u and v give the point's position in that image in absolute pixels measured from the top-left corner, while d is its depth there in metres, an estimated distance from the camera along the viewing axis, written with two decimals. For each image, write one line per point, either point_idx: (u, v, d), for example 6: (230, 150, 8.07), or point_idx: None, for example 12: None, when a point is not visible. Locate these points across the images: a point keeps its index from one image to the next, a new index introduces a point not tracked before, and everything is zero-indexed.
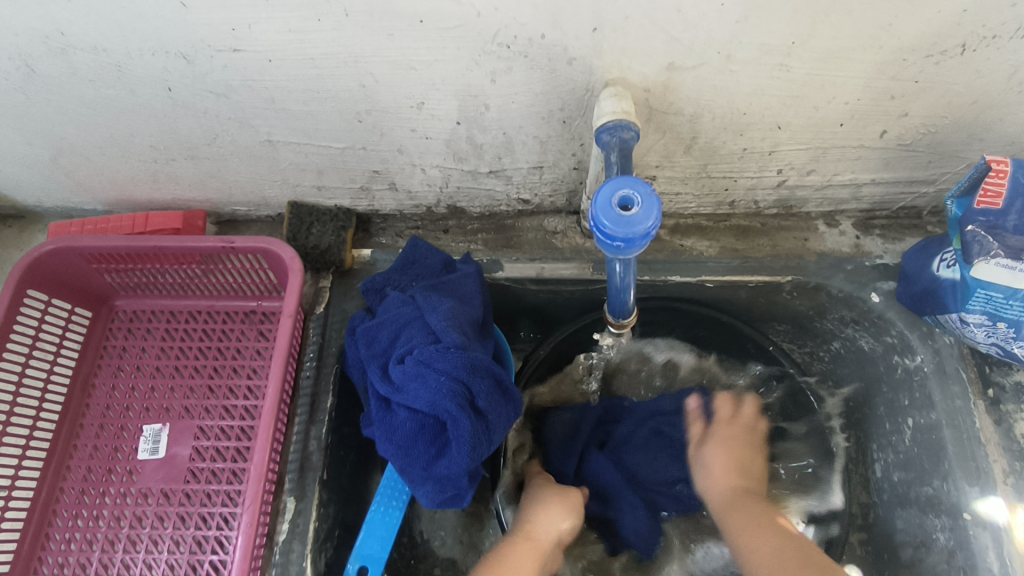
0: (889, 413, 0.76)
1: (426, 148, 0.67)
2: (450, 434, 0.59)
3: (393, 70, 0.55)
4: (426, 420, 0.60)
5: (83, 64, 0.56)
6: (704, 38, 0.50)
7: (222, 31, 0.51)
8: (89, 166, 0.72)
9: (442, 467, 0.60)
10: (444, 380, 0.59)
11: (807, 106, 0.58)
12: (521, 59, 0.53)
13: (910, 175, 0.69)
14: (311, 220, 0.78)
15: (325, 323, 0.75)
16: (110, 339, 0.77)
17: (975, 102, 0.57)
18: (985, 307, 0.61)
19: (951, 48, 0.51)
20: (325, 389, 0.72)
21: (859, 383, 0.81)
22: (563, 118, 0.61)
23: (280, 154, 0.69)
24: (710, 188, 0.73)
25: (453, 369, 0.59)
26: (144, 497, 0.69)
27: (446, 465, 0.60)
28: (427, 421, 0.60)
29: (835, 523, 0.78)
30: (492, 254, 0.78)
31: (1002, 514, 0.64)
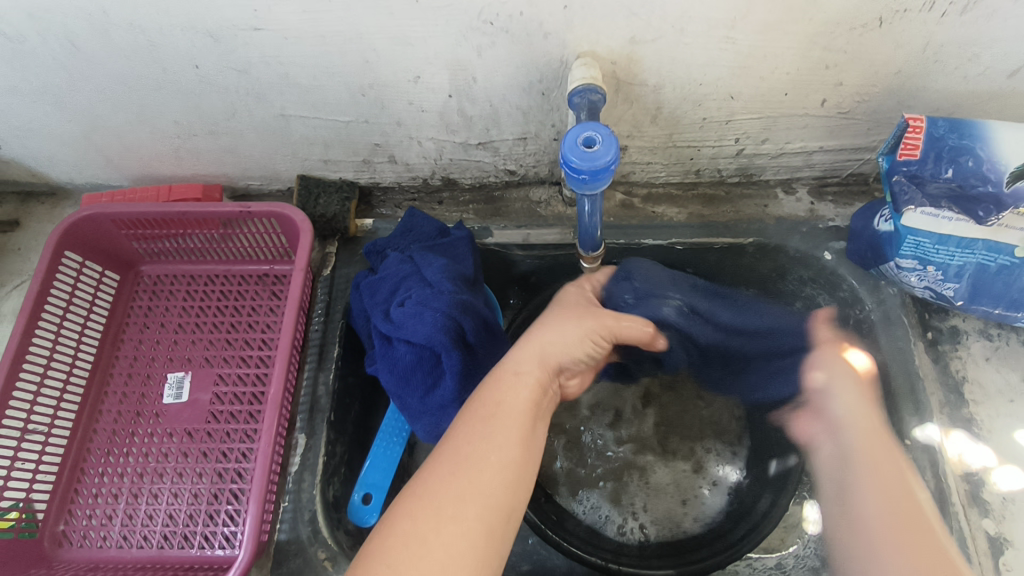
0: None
1: (422, 121, 0.75)
2: (445, 363, 0.66)
3: (394, 46, 0.63)
4: (423, 353, 0.68)
5: (122, 43, 0.64)
6: (659, 13, 0.59)
7: (246, 12, 0.59)
8: (119, 142, 0.81)
9: (438, 394, 0.68)
10: (442, 317, 0.67)
11: (754, 76, 0.67)
12: (503, 34, 0.62)
13: (853, 141, 0.78)
14: (318, 191, 0.86)
15: (332, 284, 0.83)
16: (136, 300, 0.85)
17: (899, 71, 0.66)
18: (915, 252, 0.69)
19: (870, 20, 0.60)
20: (332, 340, 0.80)
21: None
22: (543, 90, 0.70)
23: (292, 128, 0.77)
24: (677, 157, 0.82)
25: (447, 307, 0.67)
26: (169, 435, 0.76)
27: (441, 392, 0.68)
28: (424, 353, 0.68)
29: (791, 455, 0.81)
30: (483, 222, 0.86)
31: (936, 437, 0.72)
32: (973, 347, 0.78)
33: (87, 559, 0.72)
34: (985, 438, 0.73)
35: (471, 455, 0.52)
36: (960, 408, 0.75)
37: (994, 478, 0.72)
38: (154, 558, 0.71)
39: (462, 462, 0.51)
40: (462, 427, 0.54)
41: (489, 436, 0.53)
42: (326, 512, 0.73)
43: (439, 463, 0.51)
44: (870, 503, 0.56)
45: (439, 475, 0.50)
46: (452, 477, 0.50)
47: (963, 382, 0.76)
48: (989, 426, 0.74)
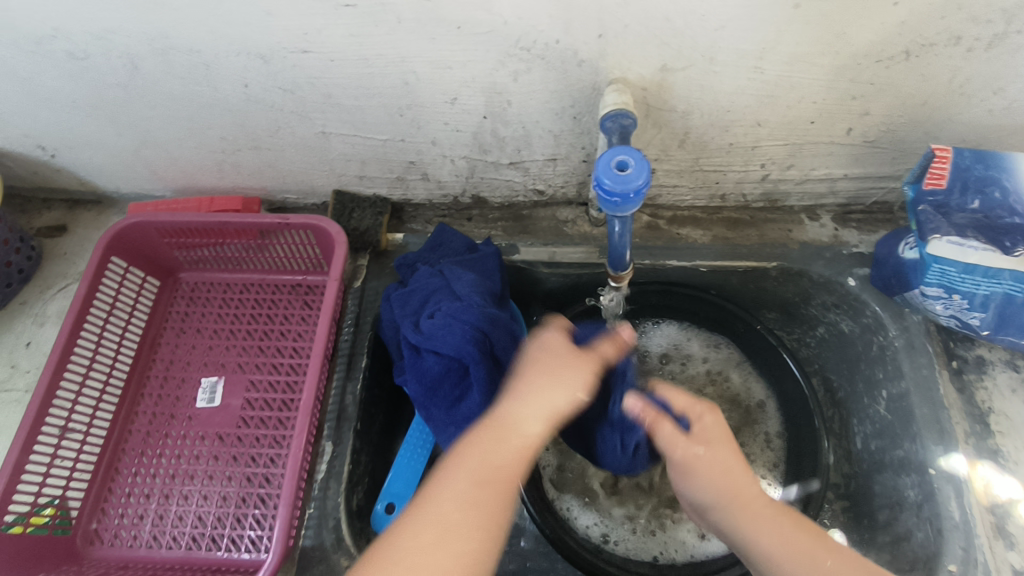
0: (867, 387, 0.84)
1: (456, 140, 0.78)
2: (471, 378, 0.68)
3: (433, 69, 0.66)
4: (451, 363, 0.70)
5: (177, 62, 0.67)
6: (690, 43, 0.61)
7: (296, 35, 0.62)
8: (166, 155, 0.84)
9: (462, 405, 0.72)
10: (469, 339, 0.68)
11: (782, 105, 0.69)
12: (539, 61, 0.64)
13: (878, 170, 0.79)
14: (352, 206, 0.89)
15: (361, 295, 0.85)
16: (174, 306, 0.88)
17: (925, 103, 0.68)
18: (940, 280, 0.69)
19: (896, 54, 0.61)
20: (361, 350, 0.82)
21: (839, 364, 0.88)
22: (574, 114, 0.72)
23: (331, 145, 0.80)
24: (703, 181, 0.83)
25: (476, 320, 0.69)
26: (201, 438, 0.78)
27: (466, 406, 0.70)
28: (452, 364, 0.70)
29: (814, 480, 0.87)
30: (510, 239, 0.88)
31: (963, 467, 0.72)
32: (999, 378, 0.77)
33: (118, 557, 0.74)
34: (1012, 470, 0.72)
35: (483, 470, 0.55)
36: (986, 439, 0.74)
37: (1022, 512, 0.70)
38: (182, 559, 0.72)
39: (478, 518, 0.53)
40: (471, 450, 0.57)
41: (493, 453, 0.56)
42: (349, 520, 0.74)
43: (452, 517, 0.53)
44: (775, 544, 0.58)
45: (448, 527, 0.52)
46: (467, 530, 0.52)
47: (989, 413, 0.76)
48: (1016, 458, 0.73)
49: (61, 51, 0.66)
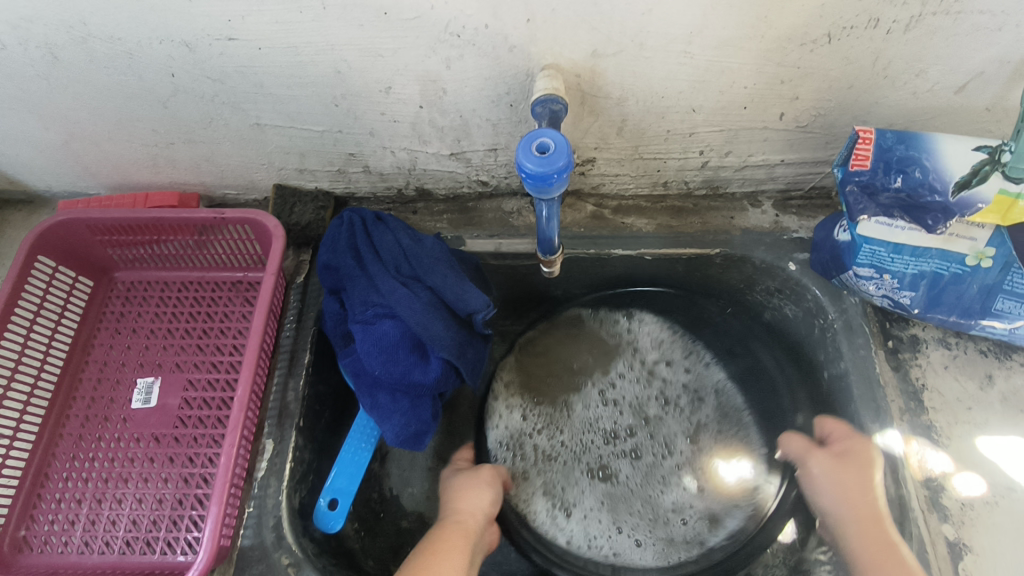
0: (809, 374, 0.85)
1: (395, 131, 0.77)
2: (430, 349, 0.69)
3: (364, 56, 0.65)
4: (406, 334, 0.69)
5: (99, 51, 0.65)
6: (618, 27, 0.61)
7: (220, 22, 0.61)
8: (96, 150, 0.82)
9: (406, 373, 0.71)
10: (427, 311, 0.69)
11: (713, 90, 0.70)
12: (470, 47, 0.64)
13: (813, 155, 0.81)
14: (293, 200, 0.88)
15: (304, 290, 0.84)
16: (109, 306, 0.85)
17: (851, 86, 0.69)
18: (871, 261, 0.72)
19: (819, 37, 0.63)
20: (303, 346, 0.80)
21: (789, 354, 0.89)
22: (510, 102, 0.72)
23: (268, 137, 0.79)
24: (645, 169, 0.84)
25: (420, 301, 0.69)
26: (137, 440, 0.76)
27: (421, 376, 0.70)
28: (407, 335, 0.69)
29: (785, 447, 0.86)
30: (456, 231, 0.87)
31: (899, 445, 0.73)
32: (933, 356, 0.78)
33: (48, 564, 0.71)
34: (946, 445, 0.73)
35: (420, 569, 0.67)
36: (920, 415, 0.75)
37: (955, 484, 0.71)
38: (115, 563, 0.70)
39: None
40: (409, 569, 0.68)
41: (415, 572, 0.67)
42: (291, 519, 0.72)
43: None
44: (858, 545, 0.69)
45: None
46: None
47: (923, 390, 0.77)
48: (949, 433, 0.74)
49: None
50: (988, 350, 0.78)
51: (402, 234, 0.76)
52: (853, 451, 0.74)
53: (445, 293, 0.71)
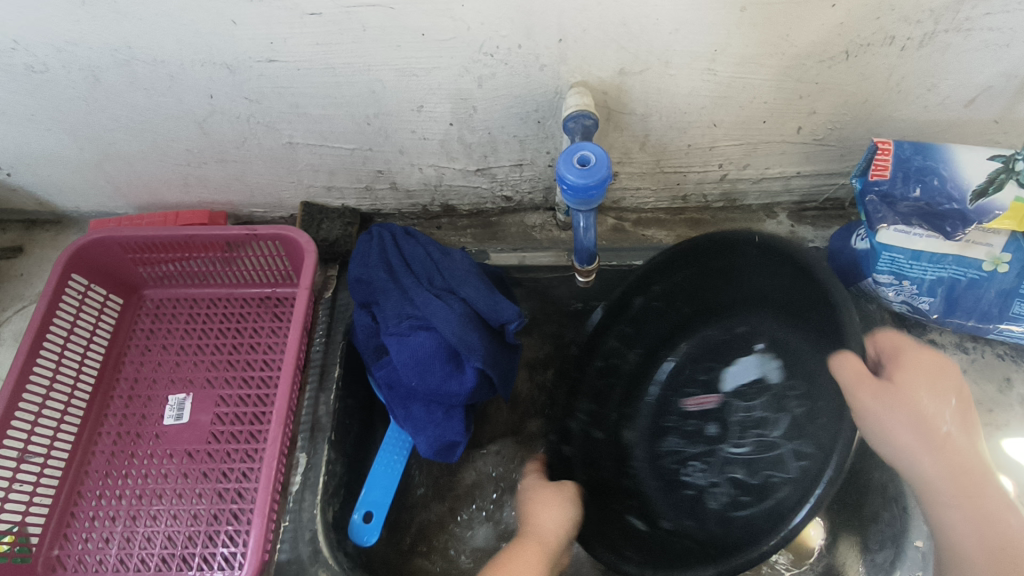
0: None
1: (423, 148, 0.79)
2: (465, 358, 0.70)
3: (398, 77, 0.68)
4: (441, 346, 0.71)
5: (142, 74, 0.67)
6: (645, 46, 0.64)
7: (262, 44, 0.63)
8: (128, 171, 0.83)
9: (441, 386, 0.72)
10: (462, 322, 0.71)
11: (734, 105, 0.72)
12: (502, 66, 0.66)
13: (828, 167, 0.83)
14: (320, 217, 0.89)
15: (333, 304, 0.85)
16: (138, 324, 0.86)
17: (866, 101, 0.72)
18: (891, 268, 0.74)
19: (837, 55, 0.66)
20: (334, 360, 0.81)
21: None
22: (538, 118, 0.74)
23: (299, 155, 0.80)
24: (665, 183, 0.86)
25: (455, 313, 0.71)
26: (170, 456, 0.76)
27: (455, 387, 0.70)
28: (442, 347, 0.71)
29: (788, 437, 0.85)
30: (480, 246, 0.90)
31: None
32: (951, 360, 0.80)
33: None
34: None
35: None
36: None
37: None
38: None
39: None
40: None
41: None
42: (326, 532, 0.72)
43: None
44: (932, 469, 0.60)
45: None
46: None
47: None
48: None
49: (19, 65, 0.66)
50: (1005, 354, 0.80)
51: (432, 248, 0.78)
52: (916, 373, 0.62)
53: (478, 304, 0.73)
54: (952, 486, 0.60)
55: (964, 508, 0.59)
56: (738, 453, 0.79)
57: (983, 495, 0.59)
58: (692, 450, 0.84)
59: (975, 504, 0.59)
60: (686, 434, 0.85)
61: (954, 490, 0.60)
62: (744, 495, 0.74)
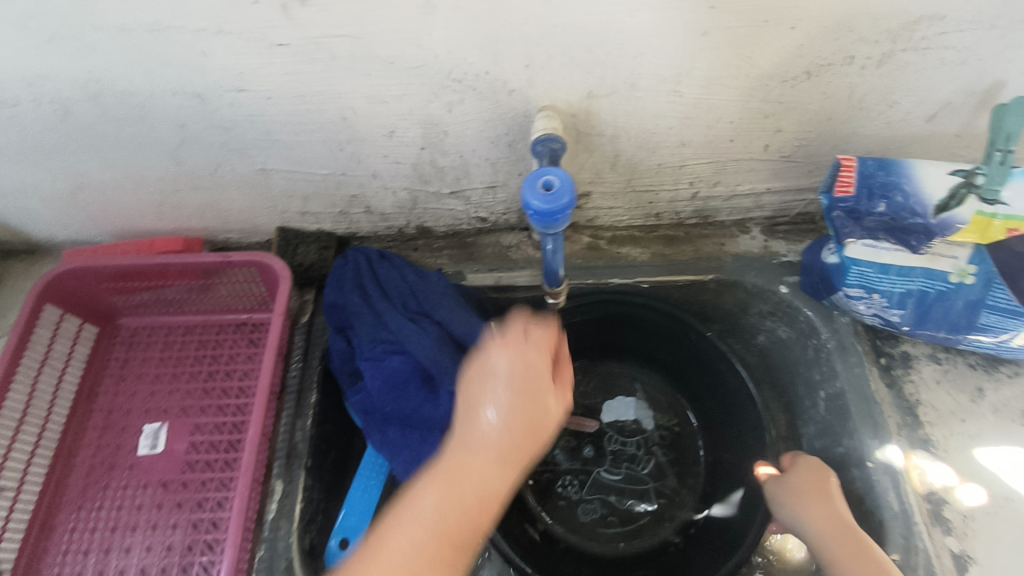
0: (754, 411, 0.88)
1: (397, 173, 0.80)
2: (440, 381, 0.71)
3: (369, 103, 0.68)
4: (417, 369, 0.71)
5: (113, 105, 0.67)
6: (611, 70, 0.65)
7: (231, 74, 0.64)
8: (102, 200, 0.83)
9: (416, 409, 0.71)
10: (437, 345, 0.71)
11: (701, 126, 0.73)
12: (471, 92, 0.67)
13: (797, 183, 0.85)
14: (296, 242, 0.90)
15: (309, 329, 0.85)
16: (113, 353, 0.85)
17: (830, 118, 0.73)
18: (860, 282, 0.74)
19: (799, 74, 0.67)
20: (310, 386, 0.80)
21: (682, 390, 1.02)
22: (509, 141, 0.75)
23: (273, 182, 0.81)
24: (638, 202, 0.88)
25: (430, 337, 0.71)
26: (144, 487, 0.76)
27: (430, 411, 0.70)
28: (417, 371, 0.71)
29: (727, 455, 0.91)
30: (457, 266, 0.90)
31: (899, 459, 0.75)
32: (924, 371, 0.81)
33: None
34: (943, 457, 0.76)
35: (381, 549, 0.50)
36: (917, 429, 0.78)
37: (959, 496, 0.73)
38: None
39: (485, 467, 0.53)
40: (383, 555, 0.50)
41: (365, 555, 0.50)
42: (302, 561, 0.71)
43: (426, 518, 0.51)
44: (807, 518, 0.75)
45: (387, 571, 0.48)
46: (445, 552, 0.50)
47: (917, 405, 0.79)
48: (945, 446, 0.76)
49: None
50: (977, 364, 0.81)
51: (407, 270, 0.79)
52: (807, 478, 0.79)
53: (455, 327, 0.73)
54: (841, 537, 0.71)
55: (841, 552, 0.70)
56: (611, 479, 0.96)
57: (864, 557, 0.68)
58: (569, 465, 0.96)
59: (853, 554, 0.69)
60: (561, 445, 0.98)
61: (829, 538, 0.72)
62: (613, 516, 0.94)
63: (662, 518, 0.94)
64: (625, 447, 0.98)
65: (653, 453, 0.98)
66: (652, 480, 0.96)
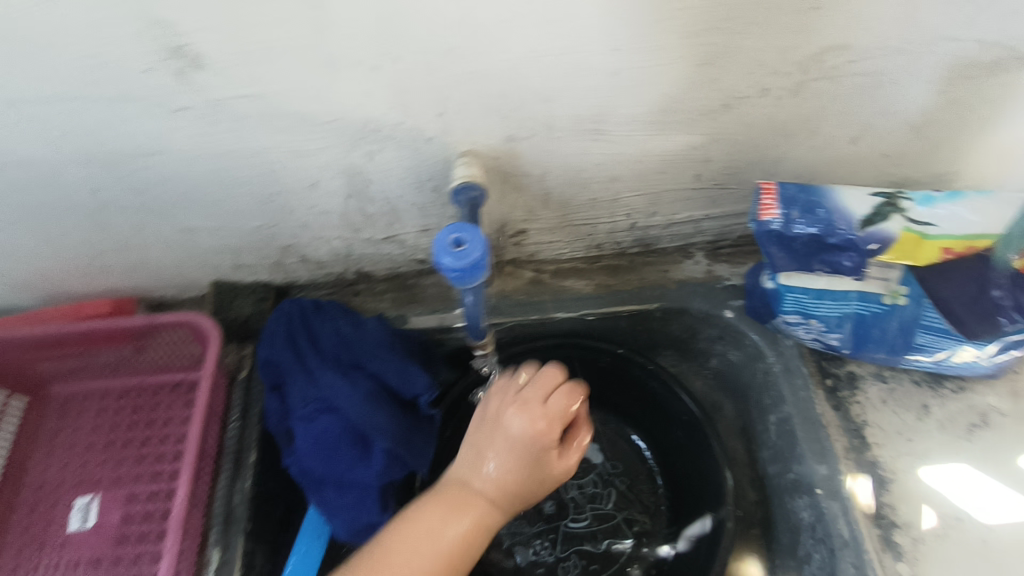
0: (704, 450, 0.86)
1: (326, 222, 0.78)
2: (374, 437, 0.69)
3: (285, 159, 0.67)
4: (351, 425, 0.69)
5: (17, 176, 0.65)
6: (527, 115, 0.64)
7: (137, 140, 0.62)
8: (25, 266, 0.81)
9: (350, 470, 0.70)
10: (368, 401, 0.70)
11: (627, 162, 0.73)
12: (388, 142, 0.66)
13: (734, 209, 0.84)
14: (233, 295, 0.88)
15: (247, 387, 0.82)
16: (44, 423, 0.82)
17: (756, 145, 0.73)
18: (796, 307, 0.75)
19: (717, 107, 0.66)
20: (249, 446, 0.78)
21: (616, 412, 1.02)
22: (435, 186, 0.73)
23: (200, 239, 0.79)
24: (577, 235, 0.87)
25: (364, 395, 0.70)
26: (74, 565, 0.73)
27: (362, 473, 0.69)
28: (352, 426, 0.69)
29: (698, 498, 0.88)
30: (398, 309, 0.87)
31: (844, 485, 0.75)
32: (870, 391, 0.81)
33: None
34: (891, 481, 0.75)
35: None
36: (864, 452, 0.77)
37: (904, 519, 0.73)
38: None
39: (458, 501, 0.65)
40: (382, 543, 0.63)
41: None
42: None
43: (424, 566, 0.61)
44: None
45: (404, 560, 0.60)
46: None
47: (864, 426, 0.79)
48: (893, 467, 0.76)
49: None
50: (922, 381, 0.81)
51: (342, 321, 0.76)
52: None
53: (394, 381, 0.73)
54: None
55: None
56: (578, 527, 0.94)
57: None
58: (534, 530, 0.94)
59: None
60: (519, 513, 0.95)
61: None
62: (593, 563, 0.92)
63: (640, 548, 0.93)
64: (582, 489, 0.97)
65: (611, 485, 0.97)
66: (619, 512, 0.95)
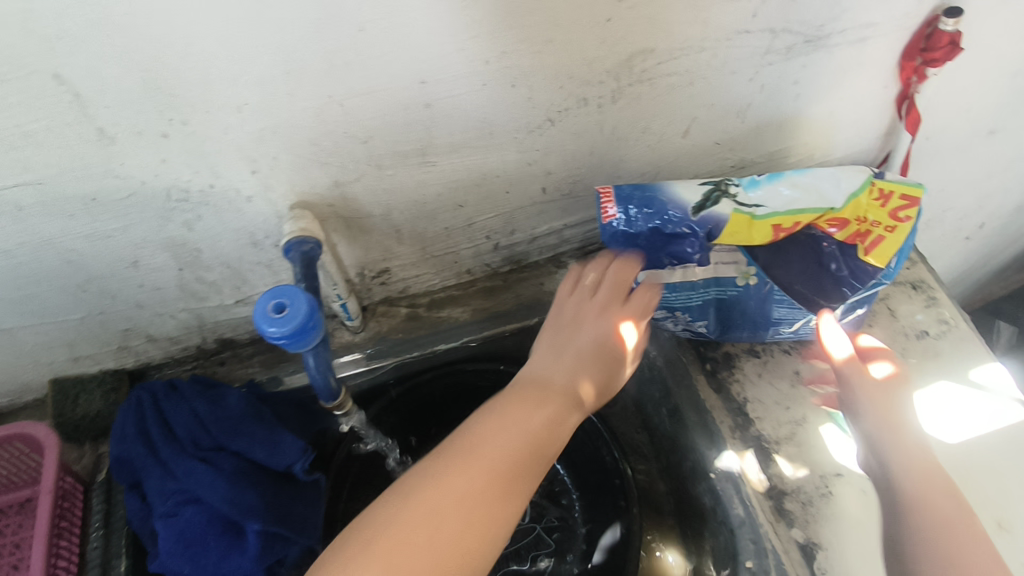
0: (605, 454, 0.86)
1: (163, 298, 0.72)
2: (244, 519, 0.63)
3: (92, 241, 0.61)
4: (216, 513, 0.64)
5: None
6: (348, 158, 0.61)
7: None
8: None
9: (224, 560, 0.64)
10: (234, 484, 0.64)
11: (470, 187, 0.72)
12: (205, 206, 0.61)
13: (591, 214, 0.85)
14: (76, 390, 0.79)
15: (108, 489, 0.74)
16: None
17: (592, 152, 0.74)
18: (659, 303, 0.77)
19: (541, 123, 0.66)
20: (115, 555, 0.70)
21: None
22: (273, 243, 0.69)
23: (21, 338, 0.71)
24: (443, 264, 0.85)
25: (228, 478, 0.64)
26: None
27: (237, 561, 0.63)
28: (217, 513, 0.64)
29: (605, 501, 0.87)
30: (270, 372, 0.82)
31: (736, 463, 0.76)
32: (746, 367, 0.83)
33: None
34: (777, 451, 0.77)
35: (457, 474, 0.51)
36: (749, 428, 0.79)
37: (792, 485, 0.75)
38: None
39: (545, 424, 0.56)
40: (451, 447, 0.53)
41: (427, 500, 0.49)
42: None
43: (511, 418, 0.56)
44: None
45: (473, 478, 0.50)
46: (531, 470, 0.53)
47: (746, 403, 0.81)
48: (777, 437, 0.78)
49: None
50: (791, 348, 0.84)
51: (198, 401, 0.70)
52: None
53: (261, 454, 0.67)
54: None
55: None
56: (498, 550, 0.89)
57: None
58: None
59: None
60: None
61: None
62: None
63: (564, 560, 0.88)
64: None
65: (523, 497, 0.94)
66: (536, 523, 0.92)
